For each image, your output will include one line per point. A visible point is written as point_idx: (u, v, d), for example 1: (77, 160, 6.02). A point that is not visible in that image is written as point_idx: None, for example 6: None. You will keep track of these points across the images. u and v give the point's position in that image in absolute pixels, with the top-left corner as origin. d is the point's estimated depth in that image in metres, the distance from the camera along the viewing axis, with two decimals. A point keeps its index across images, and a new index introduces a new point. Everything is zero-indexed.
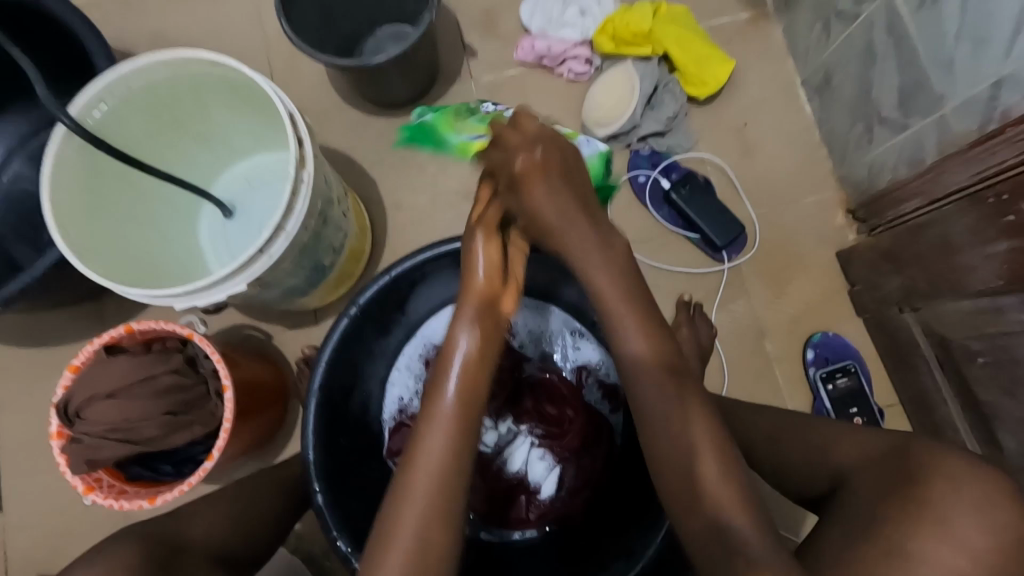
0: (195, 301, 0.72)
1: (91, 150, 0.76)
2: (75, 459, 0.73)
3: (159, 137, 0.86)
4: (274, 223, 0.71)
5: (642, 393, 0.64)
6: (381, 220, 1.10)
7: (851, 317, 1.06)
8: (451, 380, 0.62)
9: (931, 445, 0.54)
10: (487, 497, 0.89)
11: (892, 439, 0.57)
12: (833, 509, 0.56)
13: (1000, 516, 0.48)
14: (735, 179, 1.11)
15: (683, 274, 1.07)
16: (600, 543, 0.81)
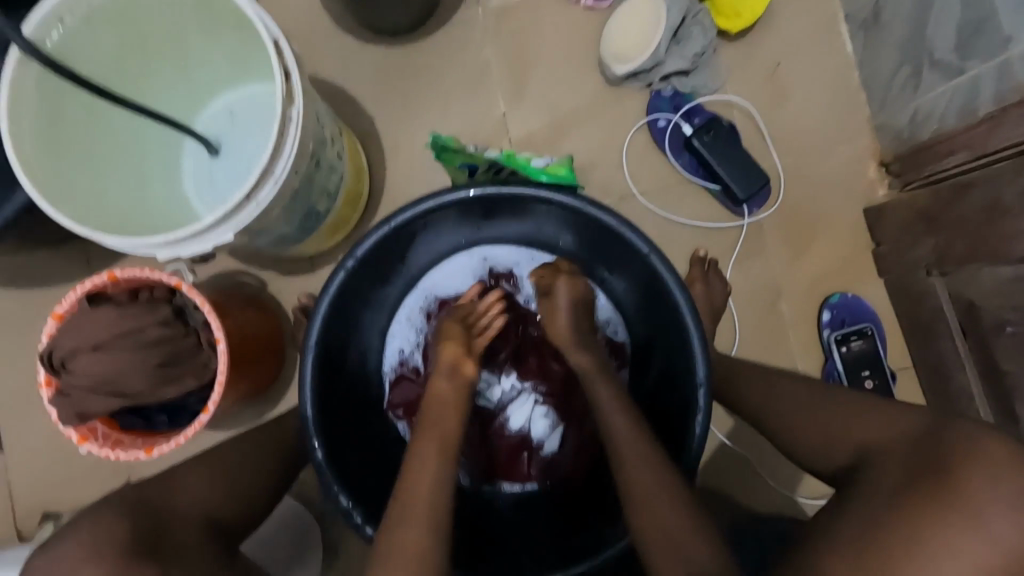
0: (179, 252, 0.67)
1: (53, 79, 0.70)
2: (66, 411, 0.71)
3: (132, 63, 0.78)
4: (262, 167, 0.65)
5: (647, 461, 0.63)
6: (379, 163, 1.02)
7: (872, 278, 1.01)
8: (421, 468, 0.62)
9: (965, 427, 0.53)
10: (485, 451, 0.88)
11: (925, 418, 0.56)
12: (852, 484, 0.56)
13: None
14: (763, 125, 1.03)
15: (700, 229, 1.01)
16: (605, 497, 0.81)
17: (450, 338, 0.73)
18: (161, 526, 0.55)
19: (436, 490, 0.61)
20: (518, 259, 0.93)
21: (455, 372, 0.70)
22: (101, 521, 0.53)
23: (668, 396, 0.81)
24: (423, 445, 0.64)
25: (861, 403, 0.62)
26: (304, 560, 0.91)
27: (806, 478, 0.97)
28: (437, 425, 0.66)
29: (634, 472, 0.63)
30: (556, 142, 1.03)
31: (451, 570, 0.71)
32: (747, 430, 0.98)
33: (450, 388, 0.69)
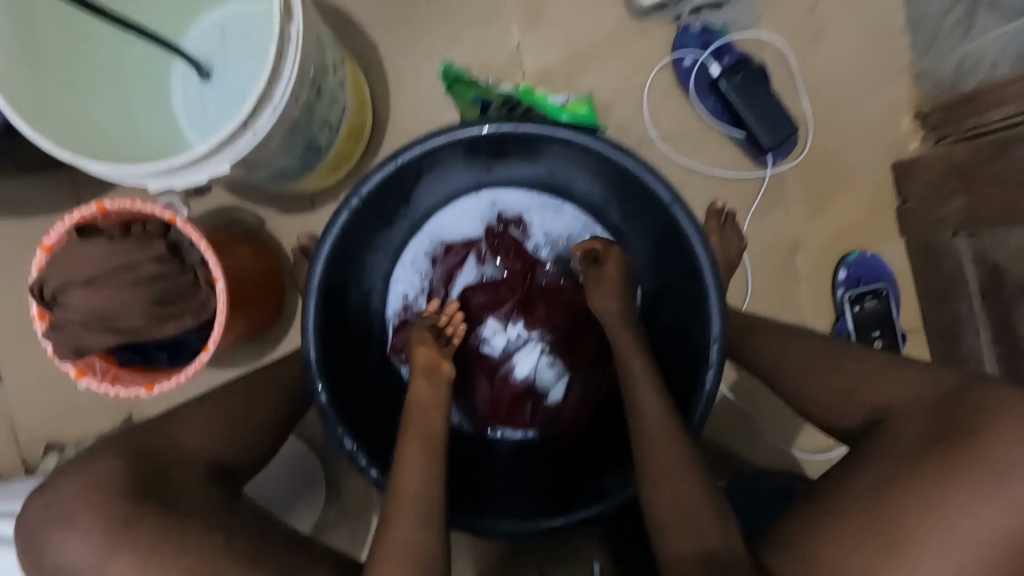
0: (171, 184, 0.62)
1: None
2: (61, 347, 0.68)
3: None
4: (258, 92, 0.59)
5: (665, 440, 0.60)
6: (384, 94, 0.95)
7: (893, 236, 0.97)
8: (411, 469, 0.60)
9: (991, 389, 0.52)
10: (487, 399, 0.86)
11: (949, 382, 0.55)
12: (869, 439, 0.55)
13: None
14: (795, 68, 0.96)
15: (720, 179, 0.97)
16: (610, 444, 0.83)
17: (418, 342, 0.70)
18: (161, 469, 0.54)
19: (423, 487, 0.59)
20: (529, 204, 0.90)
21: (433, 372, 0.67)
22: (102, 469, 0.52)
23: (678, 349, 0.79)
24: (409, 447, 0.62)
25: (880, 363, 0.60)
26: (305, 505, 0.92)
27: (806, 432, 0.97)
28: (418, 425, 0.64)
29: (652, 448, 0.60)
30: (573, 78, 0.96)
31: (459, 516, 0.72)
32: (753, 385, 0.98)
33: (428, 387, 0.66)
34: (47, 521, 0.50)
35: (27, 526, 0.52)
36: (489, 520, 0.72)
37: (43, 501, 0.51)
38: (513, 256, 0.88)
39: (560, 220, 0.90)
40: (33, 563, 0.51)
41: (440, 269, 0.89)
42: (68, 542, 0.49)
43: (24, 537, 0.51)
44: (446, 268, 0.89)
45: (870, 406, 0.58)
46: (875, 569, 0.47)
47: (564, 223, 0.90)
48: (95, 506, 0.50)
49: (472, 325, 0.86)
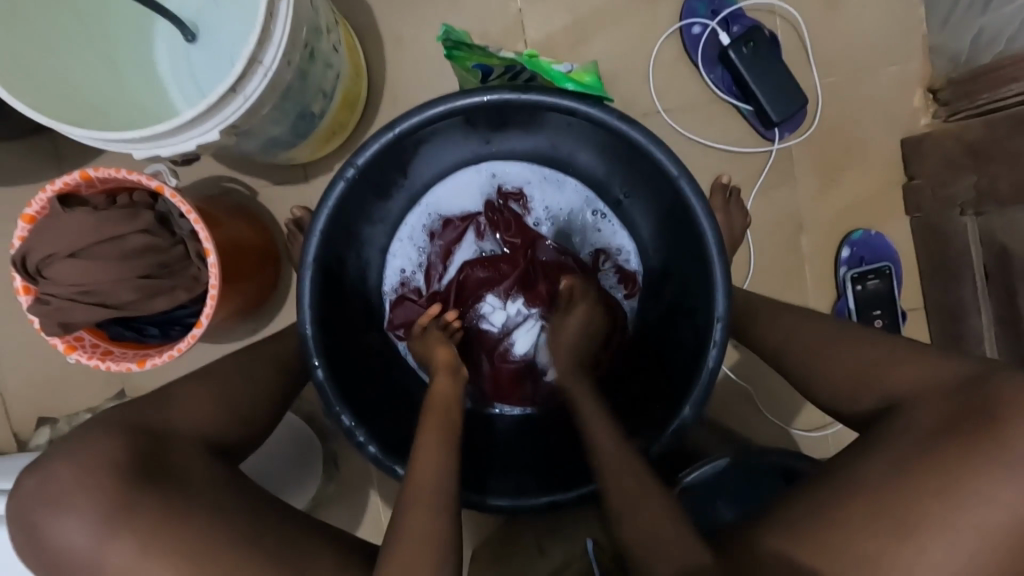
0: (158, 151, 0.59)
1: None
2: (48, 321, 0.66)
3: None
4: (248, 54, 0.56)
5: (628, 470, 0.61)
6: (380, 60, 0.91)
7: (898, 214, 0.96)
8: (433, 453, 0.61)
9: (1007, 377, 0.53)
10: (486, 375, 0.86)
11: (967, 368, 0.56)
12: (882, 425, 0.56)
13: None
14: (807, 38, 0.93)
15: (726, 153, 0.94)
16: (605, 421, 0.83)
17: (434, 347, 0.74)
18: (160, 448, 0.53)
19: (441, 468, 0.59)
20: (530, 177, 0.87)
21: (454, 370, 0.71)
22: (97, 449, 0.50)
23: (679, 326, 0.78)
24: (426, 435, 0.63)
25: (895, 348, 0.62)
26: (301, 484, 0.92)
27: (802, 409, 0.98)
28: (437, 416, 0.65)
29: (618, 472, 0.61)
30: (577, 46, 0.92)
31: (467, 494, 0.71)
32: (752, 362, 0.98)
33: (449, 384, 0.69)
34: (41, 503, 0.49)
35: (20, 507, 0.50)
36: (489, 495, 0.72)
37: (36, 480, 0.50)
38: (514, 231, 0.87)
39: (562, 195, 0.87)
40: (27, 543, 0.49)
41: (438, 244, 0.87)
42: (65, 523, 0.48)
43: (17, 517, 0.50)
44: (444, 243, 0.87)
45: (884, 392, 0.60)
46: (885, 554, 0.48)
47: (566, 197, 0.87)
48: (93, 486, 0.48)
49: (470, 301, 0.85)
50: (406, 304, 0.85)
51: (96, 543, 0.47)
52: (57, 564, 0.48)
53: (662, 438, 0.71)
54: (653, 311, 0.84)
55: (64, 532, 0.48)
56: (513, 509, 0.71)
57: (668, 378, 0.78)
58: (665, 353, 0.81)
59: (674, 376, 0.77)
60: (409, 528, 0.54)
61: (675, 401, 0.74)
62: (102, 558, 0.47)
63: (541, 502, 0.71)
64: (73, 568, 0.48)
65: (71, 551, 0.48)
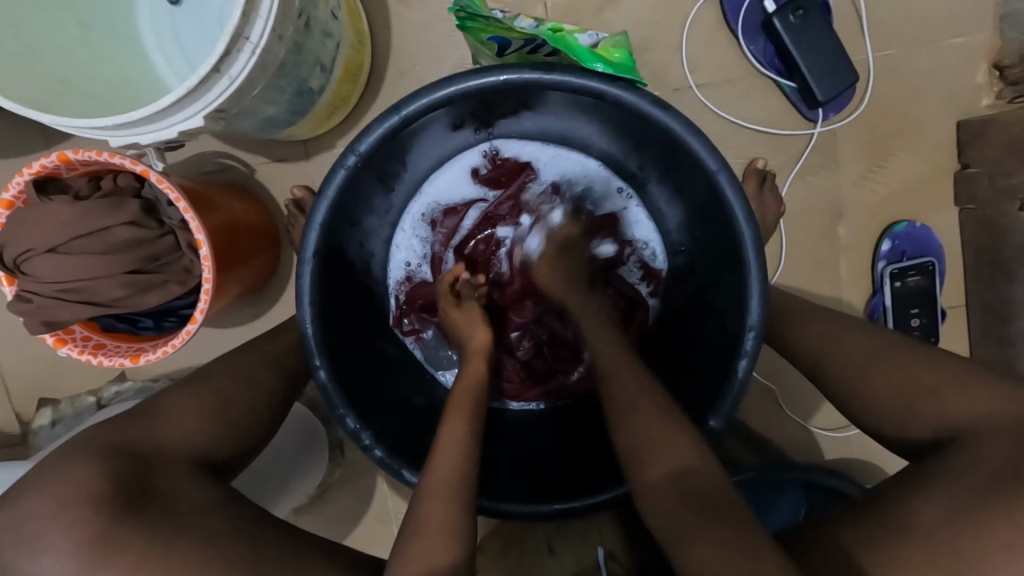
0: (137, 139, 0.53)
1: None
2: (30, 318, 0.61)
3: None
4: (232, 29, 0.48)
5: (646, 476, 0.53)
6: (384, 24, 0.83)
7: (947, 205, 0.88)
8: (448, 460, 0.58)
9: None
10: (507, 365, 0.80)
11: None
12: (937, 461, 0.54)
13: None
14: (862, 4, 0.83)
15: (763, 135, 0.86)
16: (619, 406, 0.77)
17: (472, 325, 0.72)
18: (145, 473, 0.49)
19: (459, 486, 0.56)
20: (537, 156, 0.79)
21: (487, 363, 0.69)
22: (77, 475, 0.46)
23: (706, 328, 0.72)
24: (454, 426, 0.61)
25: (958, 375, 0.60)
26: (280, 487, 0.84)
27: (825, 410, 0.93)
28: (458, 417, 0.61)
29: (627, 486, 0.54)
30: (603, 9, 0.83)
31: (478, 501, 0.66)
32: (776, 359, 0.93)
33: (480, 367, 0.68)
34: (16, 533, 0.45)
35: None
36: (505, 501, 0.67)
37: (13, 501, 0.46)
38: (509, 171, 0.79)
39: (581, 172, 0.79)
40: None
41: (441, 233, 0.81)
42: (41, 558, 0.44)
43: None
44: (448, 232, 0.81)
45: (942, 418, 0.58)
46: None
47: (585, 175, 0.79)
48: (74, 515, 0.45)
49: (483, 265, 0.81)
50: (420, 296, 0.81)
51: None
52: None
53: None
54: (674, 306, 0.79)
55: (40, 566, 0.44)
56: (534, 516, 0.66)
57: (693, 376, 0.73)
58: (687, 353, 0.75)
59: (697, 382, 0.71)
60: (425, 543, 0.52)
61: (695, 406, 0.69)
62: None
63: (555, 511, 0.66)
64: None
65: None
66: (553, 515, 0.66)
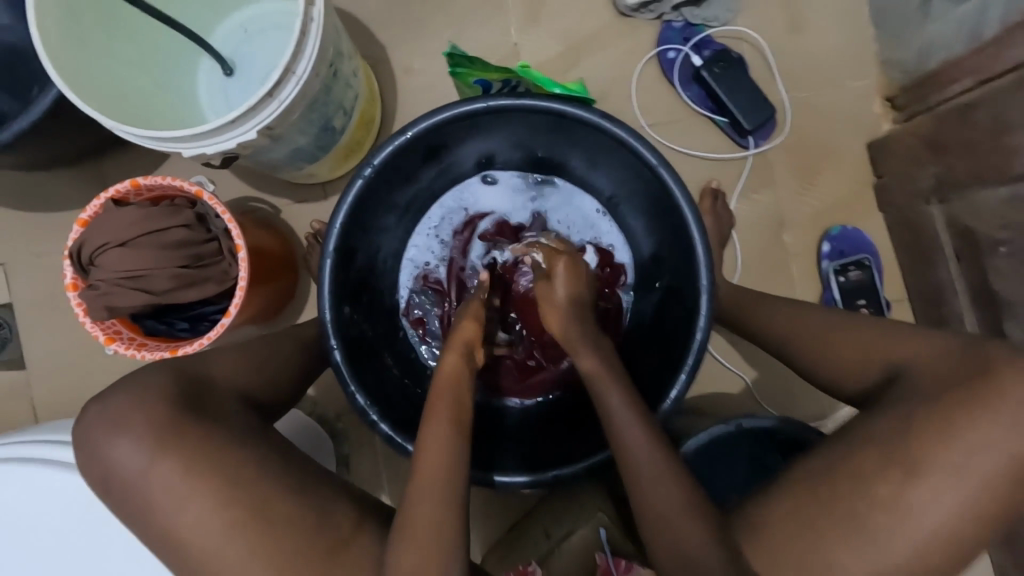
0: (204, 149, 0.68)
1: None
2: (94, 306, 0.73)
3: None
4: (284, 63, 0.66)
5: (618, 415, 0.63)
6: (392, 90, 1.04)
7: (873, 212, 1.03)
8: (440, 424, 0.62)
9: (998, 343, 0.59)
10: (507, 368, 0.89)
11: (955, 337, 0.62)
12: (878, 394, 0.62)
13: None
14: (771, 58, 1.04)
15: (706, 161, 1.04)
16: None
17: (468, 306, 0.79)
18: (202, 390, 0.59)
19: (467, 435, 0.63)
20: (543, 185, 0.95)
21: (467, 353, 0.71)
22: (148, 384, 0.57)
23: (675, 310, 0.82)
24: (441, 398, 0.65)
25: (892, 324, 0.67)
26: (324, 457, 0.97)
27: (810, 396, 1.02)
28: (447, 400, 0.65)
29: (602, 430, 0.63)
30: (567, 71, 1.04)
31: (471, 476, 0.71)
32: (753, 350, 1.02)
33: (455, 362, 0.69)
34: (100, 425, 0.56)
35: (80, 430, 0.57)
36: (494, 472, 0.73)
37: (89, 418, 0.57)
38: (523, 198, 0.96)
39: (566, 201, 0.95)
40: (91, 469, 0.56)
41: (459, 243, 0.95)
42: (120, 445, 0.55)
43: (77, 438, 0.57)
44: (465, 240, 0.95)
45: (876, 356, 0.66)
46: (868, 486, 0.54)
47: (568, 204, 0.95)
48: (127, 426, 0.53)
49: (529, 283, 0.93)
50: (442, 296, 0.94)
51: (147, 461, 0.54)
52: (110, 480, 0.56)
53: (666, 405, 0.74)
54: (646, 306, 0.90)
55: (118, 450, 0.55)
56: (509, 487, 0.72)
57: (659, 372, 0.82)
58: (661, 339, 0.85)
59: (667, 366, 0.80)
60: (425, 478, 0.58)
61: (658, 392, 0.78)
62: (150, 479, 0.54)
63: (523, 483, 0.72)
64: (126, 490, 0.55)
65: (124, 469, 0.55)
66: (525, 485, 0.72)
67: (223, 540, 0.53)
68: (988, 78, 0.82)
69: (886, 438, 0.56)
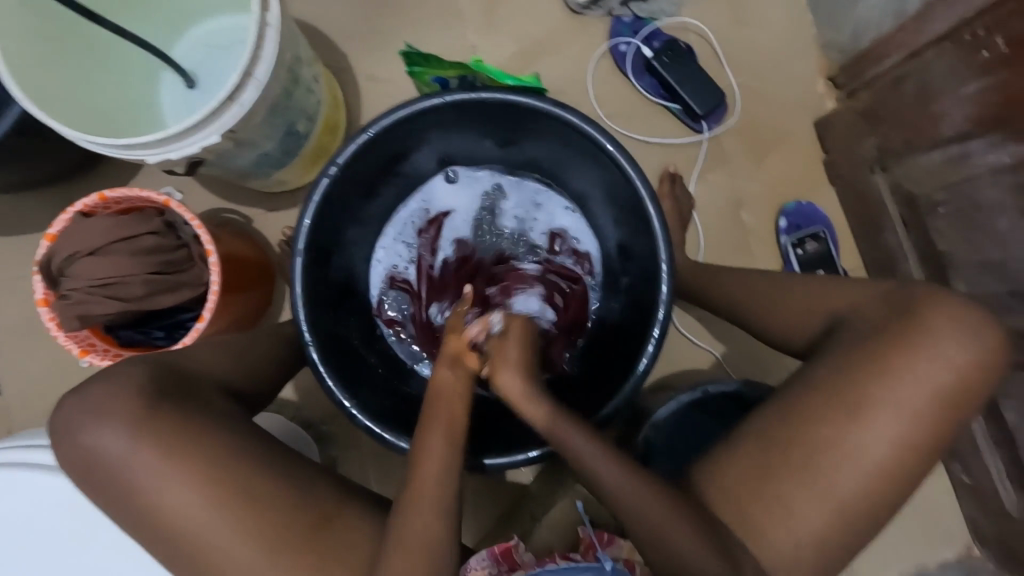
0: (167, 154, 0.70)
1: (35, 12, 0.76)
2: (66, 316, 0.73)
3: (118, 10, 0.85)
4: (242, 67, 0.68)
5: None
6: (356, 95, 1.07)
7: (825, 186, 1.08)
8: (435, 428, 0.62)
9: (932, 290, 0.64)
10: None
11: (894, 288, 0.66)
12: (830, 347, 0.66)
13: (971, 332, 0.60)
14: (717, 47, 1.09)
15: (664, 147, 1.08)
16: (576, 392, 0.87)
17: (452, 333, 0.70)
18: (180, 382, 0.61)
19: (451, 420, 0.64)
20: (508, 183, 0.97)
21: (458, 363, 0.67)
22: (124, 375, 0.59)
23: (638, 291, 0.84)
24: (440, 406, 0.64)
25: (838, 280, 0.71)
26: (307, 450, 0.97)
27: (778, 358, 1.06)
28: (443, 412, 0.63)
29: None
30: (524, 68, 1.08)
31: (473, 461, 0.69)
32: (722, 325, 1.05)
33: (452, 377, 0.66)
34: (79, 424, 0.57)
35: (57, 425, 0.58)
36: (483, 456, 0.72)
37: (65, 419, 0.58)
38: (487, 197, 0.98)
39: (531, 199, 0.97)
40: (75, 467, 0.57)
41: (425, 241, 0.97)
42: (99, 432, 0.56)
43: (55, 428, 0.58)
44: (431, 238, 0.97)
45: (828, 314, 0.69)
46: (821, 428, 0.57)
47: (533, 201, 0.98)
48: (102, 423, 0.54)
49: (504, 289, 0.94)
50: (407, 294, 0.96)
51: (127, 445, 0.56)
52: (90, 473, 0.57)
53: (610, 402, 0.76)
54: (612, 293, 0.92)
55: (97, 443, 0.56)
56: (501, 466, 0.71)
57: (622, 354, 0.83)
58: (626, 319, 0.87)
59: (632, 343, 0.81)
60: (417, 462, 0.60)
61: (622, 370, 0.80)
62: (131, 469, 0.55)
63: (524, 459, 0.70)
64: (108, 481, 0.56)
65: (104, 455, 0.56)
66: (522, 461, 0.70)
67: (206, 525, 0.54)
68: (913, 51, 0.88)
69: (839, 382, 0.60)
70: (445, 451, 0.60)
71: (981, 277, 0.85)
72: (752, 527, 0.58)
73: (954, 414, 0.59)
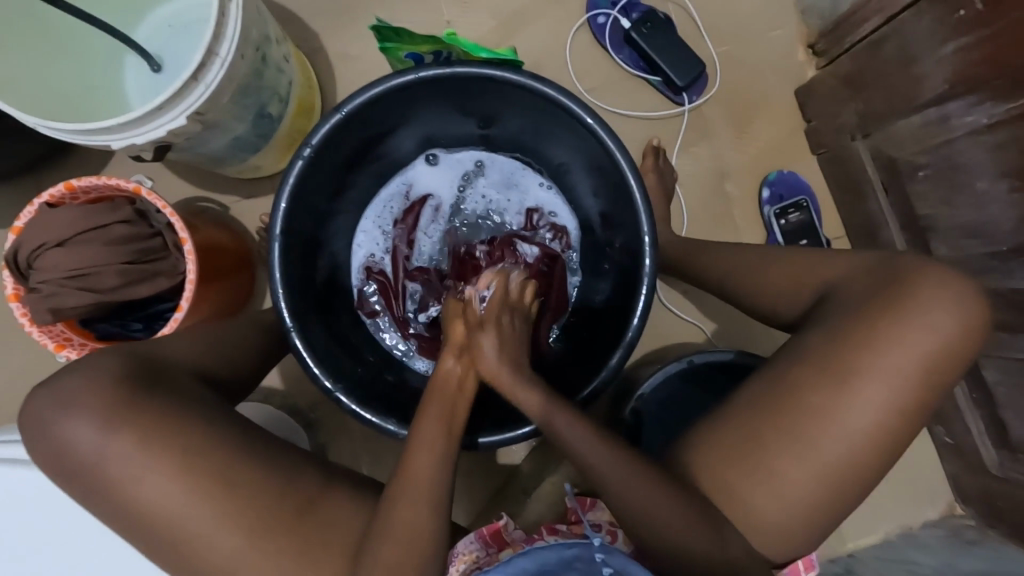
0: (133, 139, 0.68)
1: None
2: (39, 310, 0.72)
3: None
4: (205, 44, 0.66)
5: None
6: (330, 76, 1.04)
7: (807, 155, 1.08)
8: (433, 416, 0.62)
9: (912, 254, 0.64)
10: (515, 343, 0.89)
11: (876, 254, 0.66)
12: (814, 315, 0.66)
13: (950, 292, 0.60)
14: (697, 16, 1.07)
15: (645, 120, 1.07)
16: (565, 370, 0.86)
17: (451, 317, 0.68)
18: (156, 373, 0.59)
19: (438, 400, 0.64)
20: (483, 162, 0.96)
21: (464, 351, 0.66)
22: (100, 366, 0.57)
23: (623, 263, 0.83)
24: (434, 394, 0.63)
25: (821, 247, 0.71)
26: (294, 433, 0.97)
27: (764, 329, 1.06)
28: (439, 404, 0.63)
29: None
30: (502, 43, 1.06)
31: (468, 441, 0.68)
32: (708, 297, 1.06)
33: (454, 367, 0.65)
34: (53, 419, 0.55)
35: (31, 421, 0.57)
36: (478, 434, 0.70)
37: (39, 414, 0.56)
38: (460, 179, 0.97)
39: (506, 177, 0.96)
40: (51, 461, 0.56)
41: (402, 229, 0.95)
42: (71, 427, 0.55)
43: (28, 424, 0.57)
44: (407, 225, 0.95)
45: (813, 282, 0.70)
46: None
47: (507, 180, 0.96)
48: None
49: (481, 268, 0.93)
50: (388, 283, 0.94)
51: (100, 439, 0.55)
52: (69, 467, 0.56)
53: (590, 384, 0.76)
54: (595, 267, 0.92)
55: (74, 436, 0.55)
56: (496, 444, 0.69)
57: (608, 332, 0.83)
58: (612, 294, 0.86)
59: (620, 318, 0.80)
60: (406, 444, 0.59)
61: (609, 346, 0.79)
62: (111, 461, 0.54)
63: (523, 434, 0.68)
64: (88, 477, 0.55)
65: (76, 451, 0.55)
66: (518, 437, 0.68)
67: (192, 516, 0.54)
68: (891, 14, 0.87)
69: (821, 349, 0.61)
70: (434, 431, 0.60)
71: (960, 239, 0.85)
72: (738, 492, 0.59)
73: (934, 374, 0.60)
